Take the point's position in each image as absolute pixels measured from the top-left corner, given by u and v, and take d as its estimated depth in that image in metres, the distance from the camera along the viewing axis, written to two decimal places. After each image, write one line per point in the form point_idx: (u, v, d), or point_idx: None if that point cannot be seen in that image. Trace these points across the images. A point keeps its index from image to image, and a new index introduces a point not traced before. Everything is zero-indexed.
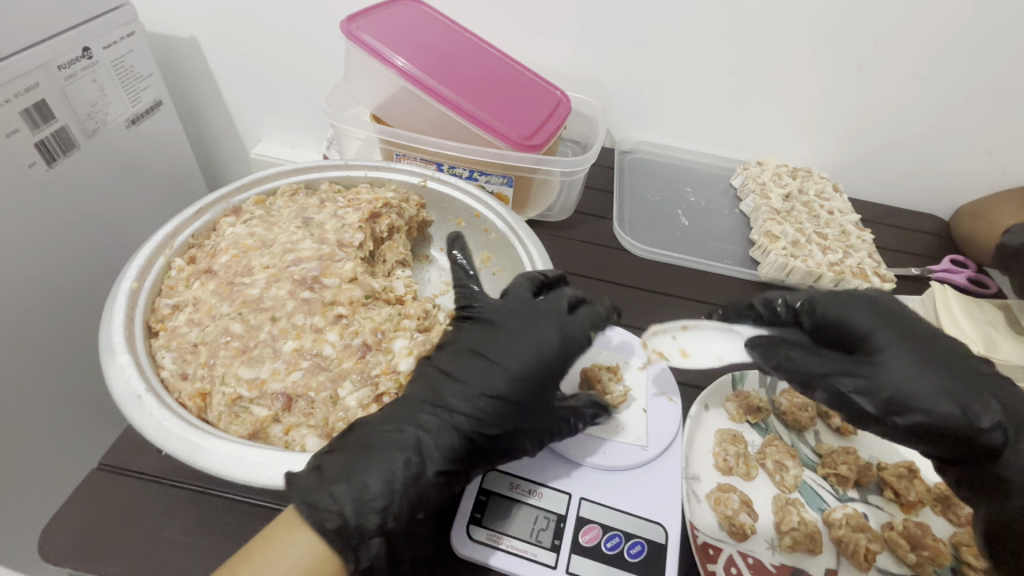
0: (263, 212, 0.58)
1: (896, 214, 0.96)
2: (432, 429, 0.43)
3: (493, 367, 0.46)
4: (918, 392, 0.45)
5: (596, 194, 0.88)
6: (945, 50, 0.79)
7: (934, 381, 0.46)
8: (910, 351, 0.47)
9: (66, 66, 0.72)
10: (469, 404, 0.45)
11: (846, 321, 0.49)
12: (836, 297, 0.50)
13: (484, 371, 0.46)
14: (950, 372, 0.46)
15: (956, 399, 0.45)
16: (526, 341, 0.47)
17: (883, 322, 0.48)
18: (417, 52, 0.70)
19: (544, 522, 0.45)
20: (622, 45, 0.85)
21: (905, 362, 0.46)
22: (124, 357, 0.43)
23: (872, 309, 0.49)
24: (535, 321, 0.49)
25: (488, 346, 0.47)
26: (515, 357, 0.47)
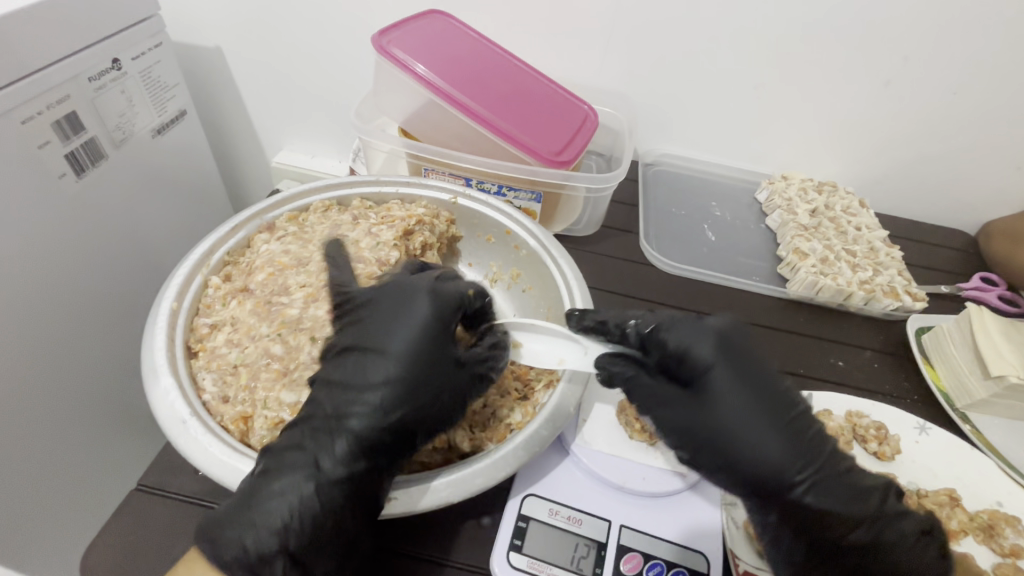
0: (296, 229, 0.58)
1: (923, 229, 0.95)
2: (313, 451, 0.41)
3: (360, 377, 0.42)
4: (737, 431, 0.43)
5: (621, 208, 0.87)
6: (979, 66, 0.78)
7: (756, 424, 0.43)
8: (744, 388, 0.44)
9: (96, 78, 0.72)
10: (332, 423, 0.41)
11: (677, 345, 0.46)
12: (681, 321, 0.47)
13: (354, 379, 0.42)
14: (775, 419, 0.43)
15: (796, 444, 0.43)
16: (404, 324, 0.44)
17: (721, 350, 0.45)
18: (446, 67, 0.70)
19: (584, 549, 0.45)
20: (649, 58, 0.85)
21: (722, 398, 0.43)
22: (168, 380, 0.43)
23: (722, 338, 0.46)
24: (402, 308, 0.45)
25: (369, 331, 0.44)
26: (393, 342, 0.43)
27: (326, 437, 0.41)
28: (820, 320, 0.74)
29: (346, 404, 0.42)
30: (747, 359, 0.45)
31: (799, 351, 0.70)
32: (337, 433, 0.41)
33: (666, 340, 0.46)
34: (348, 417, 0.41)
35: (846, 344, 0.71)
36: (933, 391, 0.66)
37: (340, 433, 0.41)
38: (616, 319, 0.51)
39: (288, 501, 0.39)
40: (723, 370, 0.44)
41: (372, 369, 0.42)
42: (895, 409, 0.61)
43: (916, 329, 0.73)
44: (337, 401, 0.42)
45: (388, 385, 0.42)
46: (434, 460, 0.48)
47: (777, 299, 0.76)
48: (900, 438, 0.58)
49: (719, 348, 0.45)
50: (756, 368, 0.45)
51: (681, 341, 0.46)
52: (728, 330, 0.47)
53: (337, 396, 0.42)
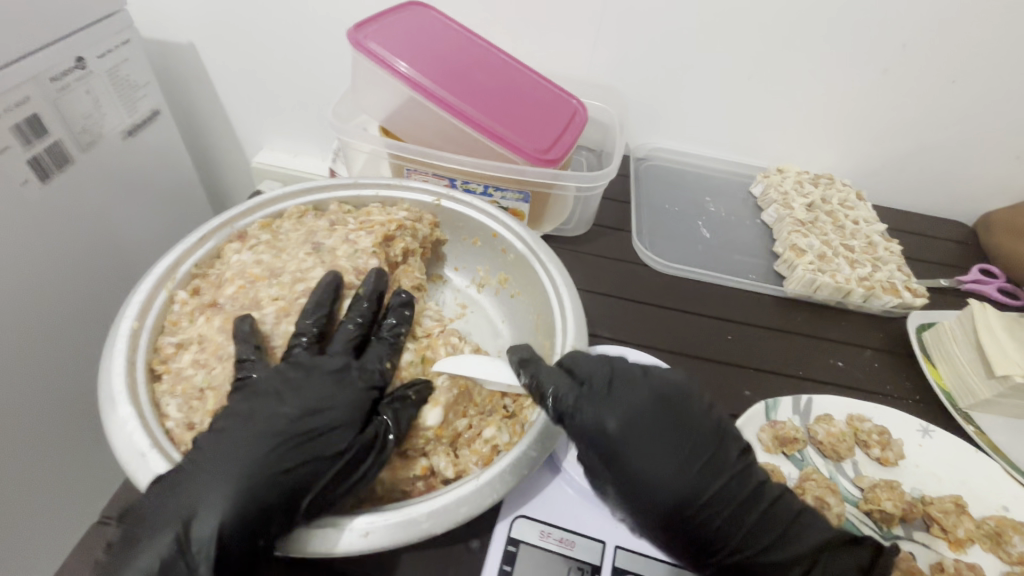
0: (269, 236, 0.55)
1: (921, 221, 0.93)
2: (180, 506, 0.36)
3: (230, 431, 0.40)
4: (663, 501, 0.42)
5: (613, 205, 0.85)
6: (980, 53, 0.76)
7: (680, 495, 0.41)
8: (665, 460, 0.42)
9: (59, 78, 0.68)
10: (204, 472, 0.37)
11: (600, 414, 0.43)
12: (621, 381, 0.45)
13: (239, 431, 0.40)
14: (701, 484, 0.42)
15: (723, 511, 0.42)
16: (303, 385, 0.43)
17: (629, 419, 0.43)
18: (427, 63, 0.66)
19: (578, 574, 0.43)
20: (639, 50, 0.82)
21: (643, 469, 0.42)
22: (126, 409, 0.39)
23: (658, 398, 0.44)
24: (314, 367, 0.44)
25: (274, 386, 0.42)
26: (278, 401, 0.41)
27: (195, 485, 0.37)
28: (818, 319, 0.72)
29: (211, 456, 0.38)
30: (661, 423, 0.43)
31: (798, 353, 0.67)
32: (208, 485, 0.37)
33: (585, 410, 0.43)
34: (224, 470, 0.38)
35: (847, 344, 0.69)
36: (935, 390, 0.64)
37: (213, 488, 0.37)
38: (533, 362, 0.47)
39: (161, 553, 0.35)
40: (656, 443, 0.42)
41: (254, 424, 0.40)
42: (898, 412, 0.59)
43: (916, 326, 0.71)
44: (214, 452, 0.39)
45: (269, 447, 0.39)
46: (416, 487, 0.45)
47: (773, 298, 0.74)
48: (903, 443, 0.57)
49: (651, 411, 0.43)
50: (677, 433, 0.43)
51: (611, 407, 0.43)
52: (667, 390, 0.45)
53: (217, 447, 0.39)
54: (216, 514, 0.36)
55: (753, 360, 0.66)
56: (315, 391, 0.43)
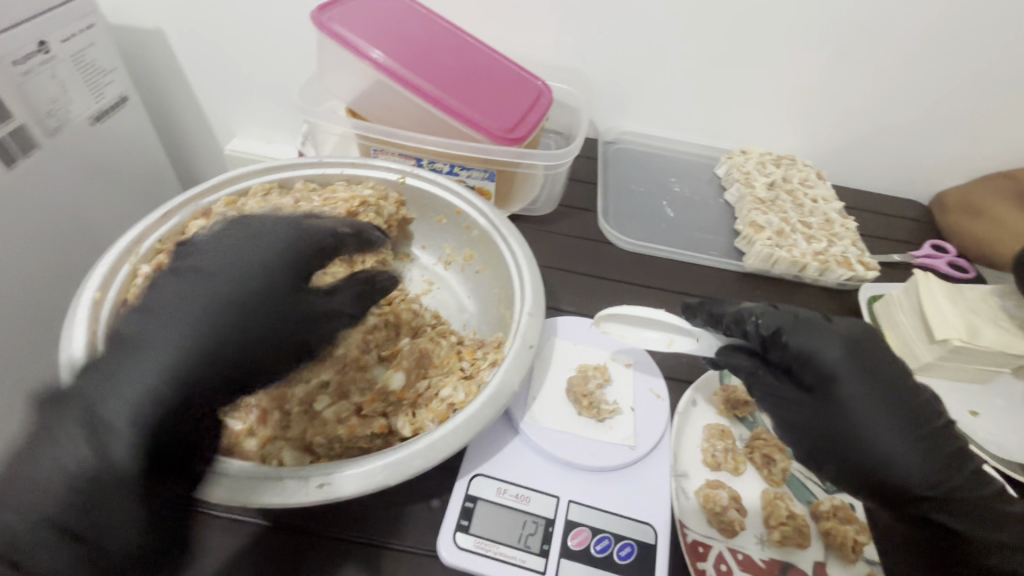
0: (234, 213, 0.56)
1: (879, 200, 0.96)
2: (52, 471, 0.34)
3: (111, 390, 0.37)
4: (869, 435, 0.45)
5: (580, 186, 0.87)
6: (930, 36, 0.79)
7: (884, 425, 0.45)
8: (876, 399, 0.45)
9: (22, 62, 0.67)
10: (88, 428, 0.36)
11: (816, 356, 0.46)
12: (807, 326, 0.47)
13: (116, 391, 0.37)
14: (895, 418, 0.45)
15: (921, 448, 0.45)
16: (192, 329, 0.39)
17: (850, 360, 0.46)
18: (393, 45, 0.67)
19: (532, 526, 0.45)
20: (605, 34, 0.83)
21: (858, 401, 0.45)
22: (87, 373, 0.41)
23: (849, 345, 0.47)
24: (215, 307, 0.40)
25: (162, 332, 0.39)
26: (162, 348, 0.39)
27: (73, 447, 0.35)
28: (776, 293, 0.75)
29: (79, 414, 0.36)
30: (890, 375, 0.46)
31: None
32: (85, 443, 0.35)
33: (792, 348, 0.46)
34: (104, 425, 0.36)
35: None
36: None
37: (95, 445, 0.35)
38: (733, 314, 0.49)
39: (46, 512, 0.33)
40: (851, 379, 0.45)
41: (129, 378, 0.37)
42: None
43: (868, 298, 0.74)
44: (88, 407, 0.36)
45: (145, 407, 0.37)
46: (374, 445, 0.46)
47: (734, 273, 0.77)
48: None
49: (846, 356, 0.46)
50: (885, 382, 0.46)
51: (806, 348, 0.46)
52: (855, 332, 0.48)
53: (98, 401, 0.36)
54: (111, 471, 0.35)
55: None
56: (206, 336, 0.39)
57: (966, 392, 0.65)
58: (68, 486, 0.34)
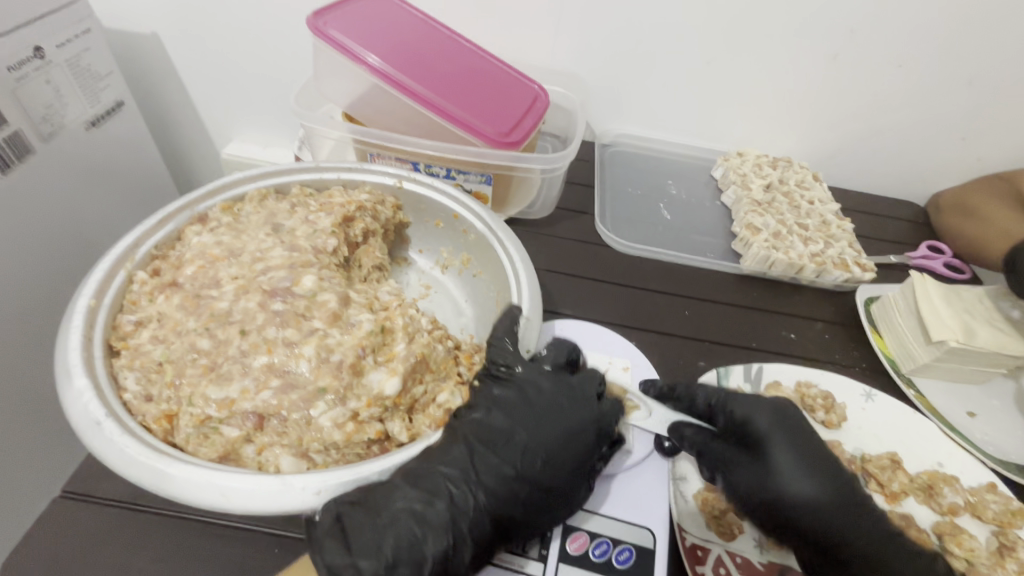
0: (230, 219, 0.56)
1: (875, 202, 0.96)
2: (403, 523, 0.39)
3: (505, 463, 0.44)
4: (802, 491, 0.47)
5: (577, 189, 0.87)
6: (925, 38, 0.79)
7: (815, 484, 0.47)
8: (806, 462, 0.48)
9: (16, 67, 0.67)
10: (459, 494, 0.41)
11: (752, 426, 0.49)
12: (740, 396, 0.51)
13: (498, 463, 0.43)
14: (827, 478, 0.47)
15: (848, 506, 0.46)
16: (563, 433, 0.46)
17: (779, 428, 0.50)
18: (388, 49, 0.67)
19: (530, 532, 0.45)
20: (601, 38, 0.84)
21: (789, 462, 0.48)
22: (82, 381, 0.40)
23: (778, 415, 0.50)
24: (568, 409, 0.47)
25: (512, 427, 0.45)
26: (548, 445, 0.45)
27: (442, 501, 0.41)
28: (773, 295, 0.75)
29: (471, 482, 0.42)
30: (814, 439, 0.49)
31: (752, 325, 0.70)
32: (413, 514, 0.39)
33: (731, 415, 0.50)
34: (465, 495, 0.42)
35: (798, 316, 0.72)
36: (880, 358, 0.68)
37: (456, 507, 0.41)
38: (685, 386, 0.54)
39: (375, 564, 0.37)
40: (786, 444, 0.48)
41: (509, 461, 0.44)
42: (842, 378, 0.62)
43: (865, 299, 0.74)
44: (474, 476, 0.42)
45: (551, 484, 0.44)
46: (370, 453, 0.45)
47: (731, 275, 0.77)
48: (846, 406, 0.60)
49: (776, 423, 0.49)
50: (815, 448, 0.49)
51: (738, 419, 0.50)
52: (782, 404, 0.51)
53: (474, 477, 0.42)
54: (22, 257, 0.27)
55: (709, 334, 0.68)
56: (571, 441, 0.46)
57: (963, 393, 0.65)
58: (428, 532, 0.39)
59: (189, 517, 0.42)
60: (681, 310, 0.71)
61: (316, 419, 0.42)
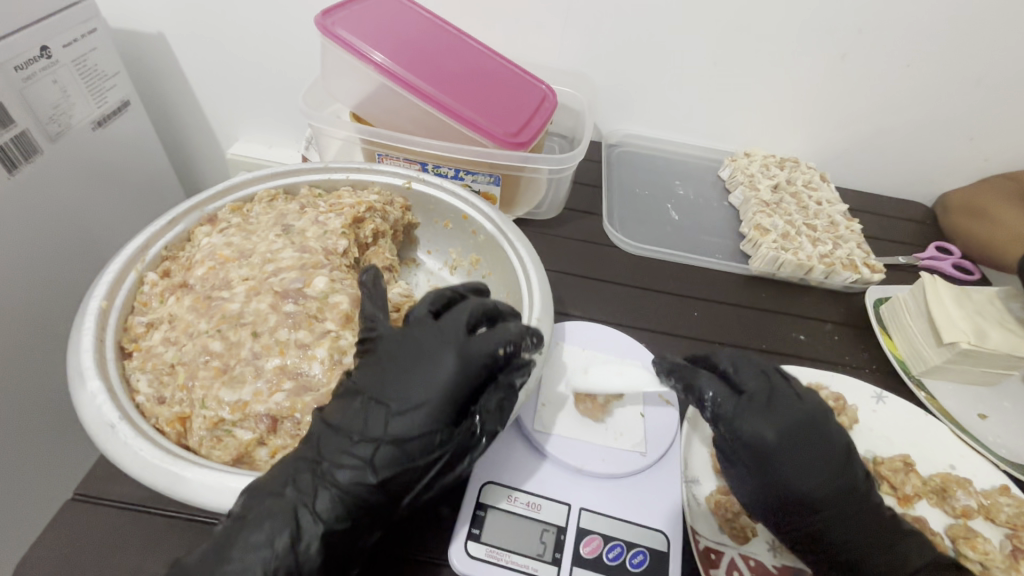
0: (240, 220, 0.56)
1: (883, 202, 0.96)
2: (274, 508, 0.36)
3: (366, 427, 0.39)
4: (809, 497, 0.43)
5: (584, 190, 0.86)
6: (933, 38, 0.79)
7: (821, 489, 0.44)
8: (818, 469, 0.44)
9: (23, 67, 0.67)
10: (322, 471, 0.38)
11: (749, 435, 0.45)
12: (750, 406, 0.46)
13: (343, 445, 0.39)
14: (839, 487, 0.44)
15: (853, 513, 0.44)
16: (425, 385, 0.40)
17: (791, 437, 0.45)
18: (396, 48, 0.67)
19: (543, 535, 0.45)
20: (608, 38, 0.83)
21: (796, 469, 0.44)
22: (95, 384, 0.40)
23: (788, 429, 0.45)
24: (430, 355, 0.42)
25: (371, 387, 0.41)
26: (408, 397, 0.40)
27: (309, 481, 0.38)
28: (782, 296, 0.75)
29: (339, 453, 0.38)
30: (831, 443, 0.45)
31: (762, 326, 0.70)
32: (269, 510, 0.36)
33: (737, 428, 0.46)
34: (337, 466, 0.38)
35: (808, 318, 0.72)
36: (890, 360, 0.67)
37: (324, 483, 0.38)
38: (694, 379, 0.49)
39: (265, 555, 0.35)
40: (784, 459, 0.44)
41: (375, 419, 0.39)
42: (852, 380, 0.62)
43: (874, 301, 0.74)
44: (336, 449, 0.39)
45: (419, 430, 0.39)
46: None
47: (739, 276, 0.77)
48: (858, 408, 0.59)
49: (785, 438, 0.45)
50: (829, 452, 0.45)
51: (748, 444, 0.45)
52: (797, 414, 0.46)
53: (333, 448, 0.39)
54: None
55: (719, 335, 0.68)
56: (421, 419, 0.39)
57: (974, 395, 0.65)
58: (308, 518, 0.37)
59: (203, 520, 0.42)
60: (689, 312, 0.70)
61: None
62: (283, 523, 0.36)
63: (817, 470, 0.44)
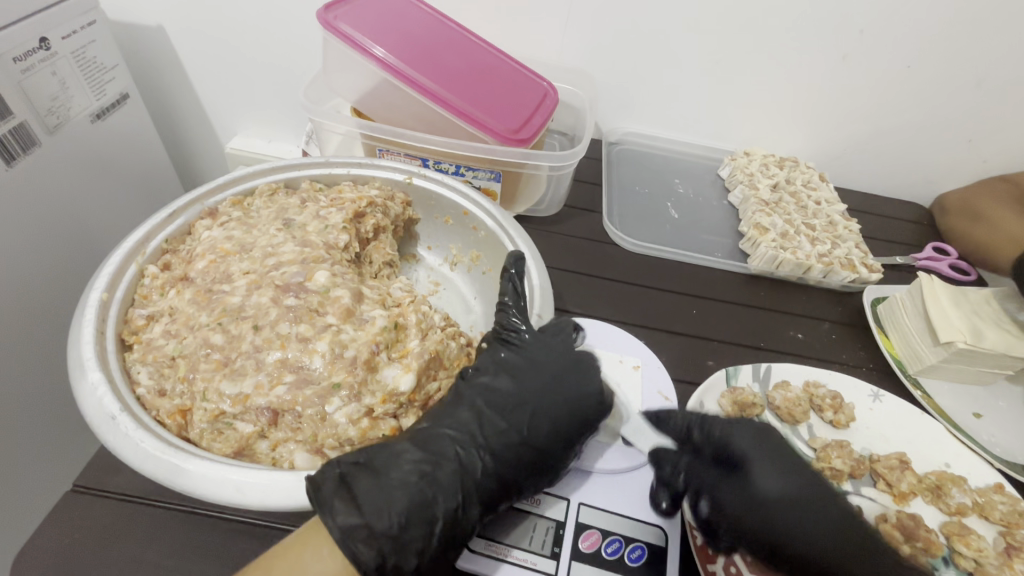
0: (240, 213, 0.56)
1: (881, 203, 0.96)
2: (419, 477, 0.40)
3: (511, 422, 0.47)
4: (772, 505, 0.43)
5: (584, 188, 0.86)
6: (933, 40, 0.79)
7: (784, 490, 0.44)
8: (777, 476, 0.45)
9: (22, 58, 0.66)
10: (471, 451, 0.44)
11: (721, 441, 0.47)
12: (721, 420, 0.49)
13: (501, 433, 0.46)
14: (800, 494, 0.44)
15: (825, 525, 0.42)
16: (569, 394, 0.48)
17: (755, 446, 0.47)
18: (397, 43, 0.67)
19: (542, 530, 0.45)
20: (610, 36, 0.83)
21: (763, 472, 0.45)
22: (96, 375, 0.40)
23: (758, 433, 0.48)
24: (574, 375, 0.49)
25: (520, 390, 0.48)
26: (553, 405, 0.48)
27: (458, 460, 0.43)
28: (780, 295, 0.75)
29: (496, 442, 0.45)
30: (788, 452, 0.47)
31: (760, 325, 0.70)
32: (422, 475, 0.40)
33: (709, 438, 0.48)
34: (475, 462, 0.44)
35: (805, 316, 0.72)
36: (887, 358, 0.68)
37: (482, 463, 0.44)
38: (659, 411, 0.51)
39: (418, 511, 0.39)
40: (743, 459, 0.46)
41: (502, 429, 0.46)
42: (850, 379, 0.62)
43: (871, 300, 0.74)
44: (486, 437, 0.46)
45: (574, 437, 0.47)
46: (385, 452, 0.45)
47: (738, 275, 0.77)
48: (855, 407, 0.60)
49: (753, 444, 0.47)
50: (788, 461, 0.46)
51: (712, 449, 0.47)
52: (762, 426, 0.49)
53: (488, 431, 0.46)
54: None
55: (718, 333, 0.68)
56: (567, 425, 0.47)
57: (970, 394, 0.65)
58: (468, 486, 0.42)
59: (203, 512, 0.42)
60: (688, 309, 0.71)
61: (331, 415, 0.43)
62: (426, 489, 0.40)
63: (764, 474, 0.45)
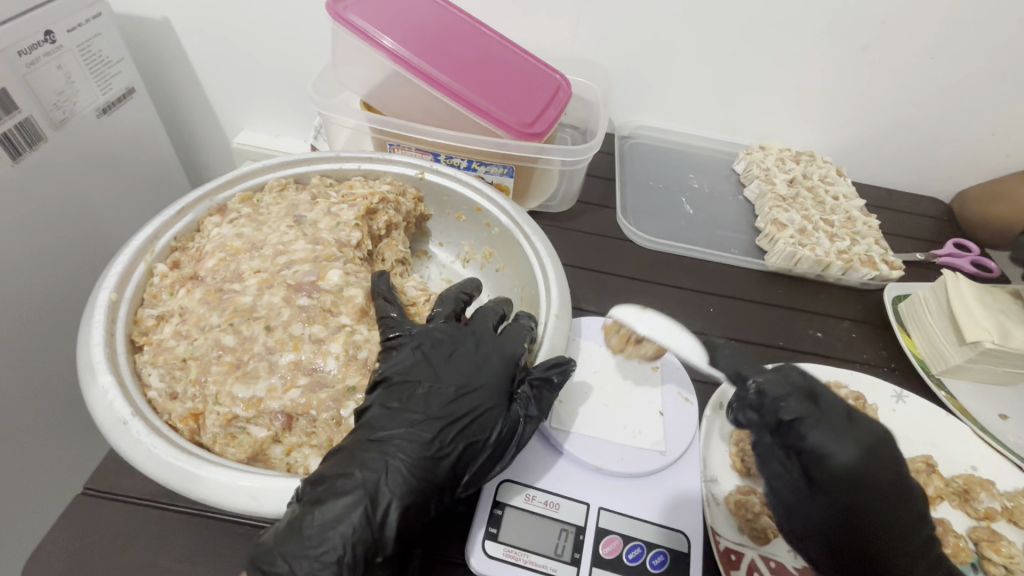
0: (250, 210, 0.54)
1: (900, 197, 0.94)
2: (382, 469, 0.36)
3: (439, 388, 0.41)
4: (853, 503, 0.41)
5: (597, 183, 0.85)
6: (960, 29, 0.77)
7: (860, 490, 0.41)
8: (864, 478, 0.41)
9: (27, 52, 0.65)
10: (416, 424, 0.39)
11: (810, 437, 0.42)
12: (827, 422, 0.43)
13: (403, 422, 0.39)
14: (879, 496, 0.41)
15: (890, 520, 0.42)
16: (476, 366, 0.43)
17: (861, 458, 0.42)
18: (408, 35, 0.65)
19: (561, 534, 0.44)
20: (624, 27, 0.81)
21: (851, 471, 0.41)
22: (106, 378, 0.39)
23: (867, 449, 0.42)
24: (468, 349, 0.44)
25: (420, 372, 0.41)
26: (461, 379, 0.42)
27: (405, 440, 0.38)
28: (799, 292, 0.73)
29: (402, 429, 0.38)
30: (895, 458, 0.42)
31: (778, 323, 0.69)
32: (334, 492, 0.36)
33: (809, 442, 0.42)
34: (399, 443, 0.38)
35: (825, 315, 0.71)
36: (909, 357, 0.66)
37: (395, 459, 0.37)
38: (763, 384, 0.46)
39: (343, 530, 0.35)
40: (875, 479, 0.41)
41: (434, 400, 0.40)
42: (872, 379, 0.61)
43: (893, 297, 0.73)
44: (423, 406, 0.40)
45: (479, 411, 0.41)
46: None
47: (755, 272, 0.75)
48: (877, 407, 0.58)
49: (865, 464, 0.41)
50: (890, 473, 0.42)
51: (798, 441, 0.43)
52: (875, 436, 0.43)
53: (421, 401, 0.40)
54: None
55: (736, 332, 0.67)
56: (480, 398, 0.41)
57: (995, 395, 0.64)
58: (373, 487, 0.36)
59: (217, 516, 0.41)
60: (704, 308, 0.69)
61: (346, 419, 0.41)
62: (395, 478, 0.36)
63: (896, 493, 0.42)
